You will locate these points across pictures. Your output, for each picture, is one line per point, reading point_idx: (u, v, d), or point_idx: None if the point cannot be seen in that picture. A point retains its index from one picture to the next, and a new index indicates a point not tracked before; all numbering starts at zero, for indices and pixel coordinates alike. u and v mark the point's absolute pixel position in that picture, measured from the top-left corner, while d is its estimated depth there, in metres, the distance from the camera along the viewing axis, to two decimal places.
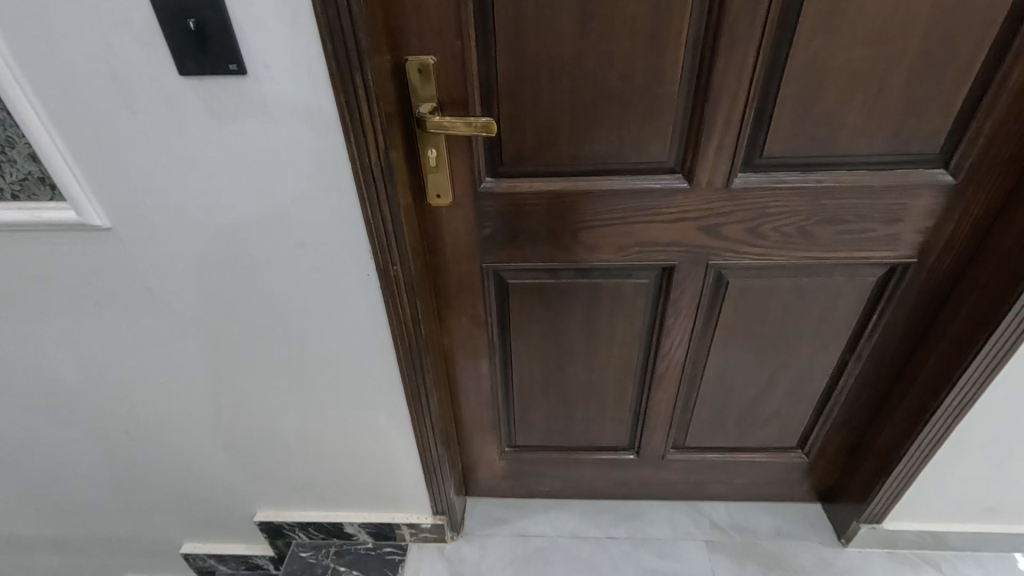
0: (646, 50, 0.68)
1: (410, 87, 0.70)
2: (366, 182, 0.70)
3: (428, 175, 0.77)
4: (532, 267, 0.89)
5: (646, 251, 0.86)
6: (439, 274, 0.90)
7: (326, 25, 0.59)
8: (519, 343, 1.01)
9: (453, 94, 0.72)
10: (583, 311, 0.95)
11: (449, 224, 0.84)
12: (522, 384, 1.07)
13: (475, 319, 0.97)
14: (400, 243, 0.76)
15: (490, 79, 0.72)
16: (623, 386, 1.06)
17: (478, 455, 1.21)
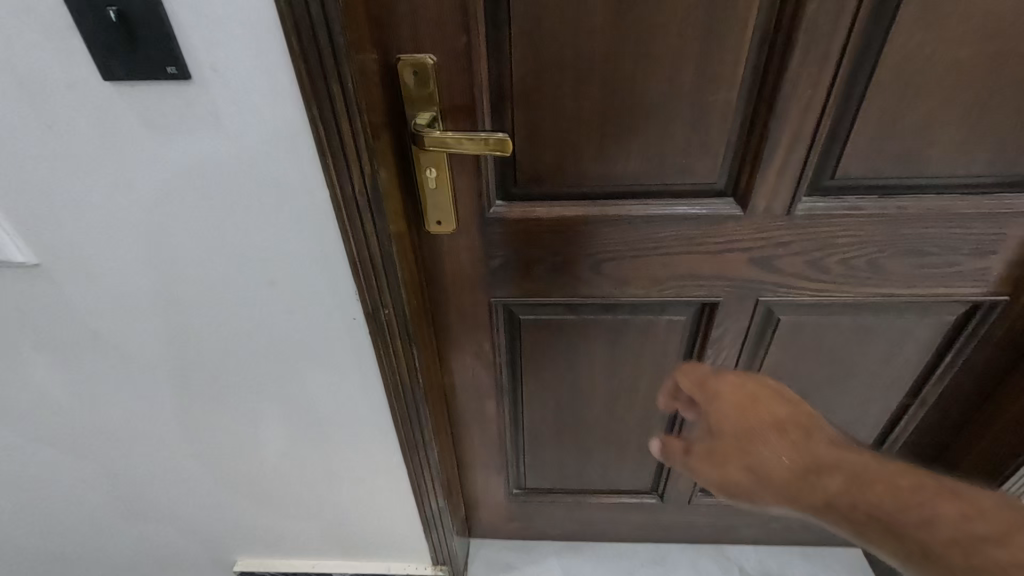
0: (699, 48, 0.54)
1: (402, 93, 0.56)
2: (348, 213, 0.56)
3: (425, 196, 0.63)
4: (549, 302, 0.76)
5: (684, 286, 0.72)
6: (438, 311, 0.76)
7: (290, 17, 0.45)
8: (531, 383, 0.88)
9: (456, 102, 0.58)
10: (606, 349, 0.82)
11: (450, 254, 0.71)
12: (533, 425, 0.94)
13: (480, 359, 0.83)
14: (392, 282, 0.63)
15: (502, 84, 0.58)
16: (648, 428, 0.93)
17: (482, 498, 1.09)
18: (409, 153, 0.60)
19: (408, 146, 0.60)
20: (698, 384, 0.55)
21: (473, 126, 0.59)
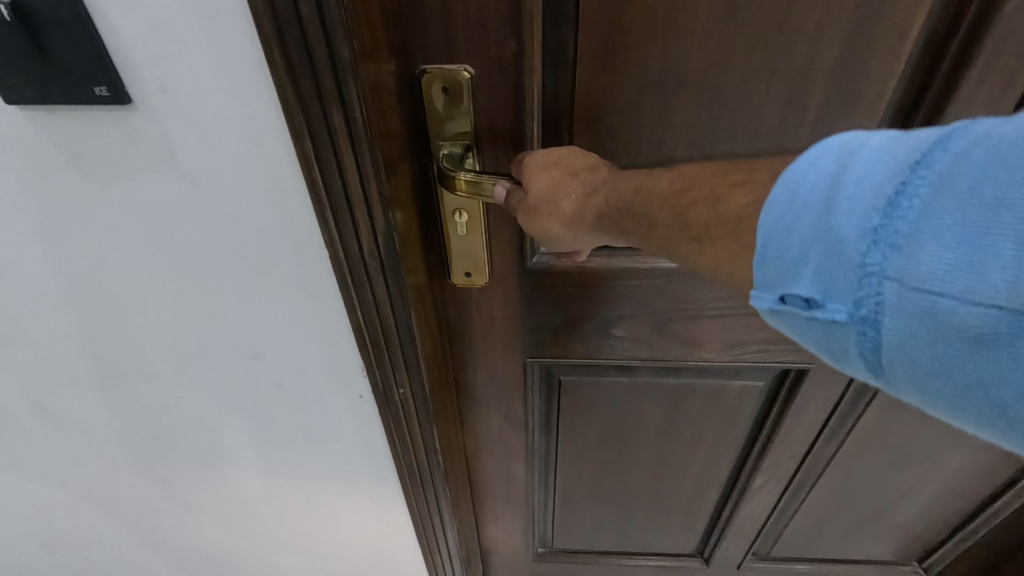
0: (832, 64, 0.40)
1: (427, 119, 0.42)
2: (356, 279, 0.42)
3: (451, 245, 0.49)
4: (598, 363, 0.62)
5: (768, 350, 0.59)
6: (463, 371, 0.63)
7: (272, 18, 0.30)
8: (568, 448, 0.74)
9: (498, 126, 0.43)
10: (660, 413, 0.68)
11: (480, 311, 0.57)
12: (567, 489, 0.81)
13: (508, 423, 0.69)
14: (410, 357, 0.49)
15: (563, 105, 0.43)
16: (701, 496, 0.80)
17: (502, 559, 0.95)
18: (436, 192, 0.46)
19: (434, 184, 0.45)
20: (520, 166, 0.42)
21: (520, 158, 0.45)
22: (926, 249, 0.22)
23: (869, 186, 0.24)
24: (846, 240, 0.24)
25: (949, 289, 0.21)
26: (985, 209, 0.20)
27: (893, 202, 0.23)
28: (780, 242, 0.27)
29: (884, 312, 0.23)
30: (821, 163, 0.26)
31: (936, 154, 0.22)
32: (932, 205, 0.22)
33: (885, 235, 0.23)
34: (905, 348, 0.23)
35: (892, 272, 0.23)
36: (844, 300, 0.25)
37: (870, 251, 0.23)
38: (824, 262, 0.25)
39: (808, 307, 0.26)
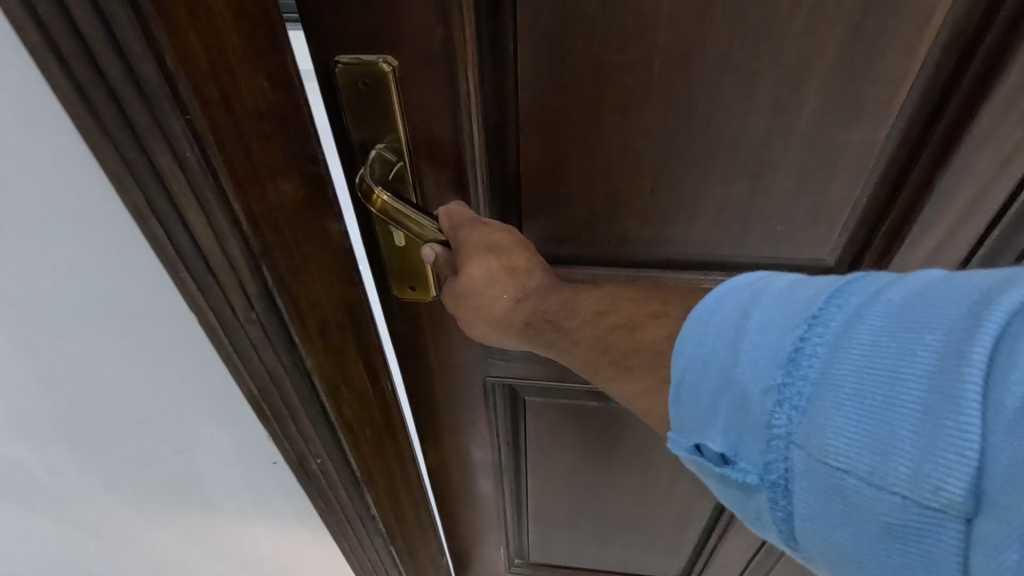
0: (829, 66, 0.32)
1: (349, 115, 0.36)
2: (242, 353, 0.38)
3: (392, 259, 0.45)
4: (570, 386, 0.58)
5: None
6: (419, 388, 0.58)
7: (55, 52, 0.24)
8: (537, 468, 0.70)
9: (433, 128, 0.37)
10: (636, 438, 0.64)
11: (433, 330, 0.52)
12: (540, 508, 0.77)
13: (471, 444, 0.66)
14: (318, 421, 0.45)
15: (504, 104, 0.37)
16: (685, 522, 0.74)
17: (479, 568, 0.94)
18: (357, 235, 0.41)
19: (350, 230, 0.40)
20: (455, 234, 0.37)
21: (460, 164, 0.39)
22: (827, 421, 0.23)
23: (773, 345, 0.25)
24: (752, 397, 0.26)
25: (851, 467, 0.22)
26: (882, 380, 0.22)
27: (793, 361, 0.25)
28: (693, 386, 0.28)
29: (794, 479, 0.25)
30: (724, 308, 0.28)
31: (829, 317, 0.24)
32: (827, 372, 0.24)
33: (789, 397, 0.25)
34: (818, 516, 0.24)
35: (797, 438, 0.24)
36: (756, 460, 0.26)
37: (775, 411, 0.25)
38: (734, 416, 0.27)
39: (722, 461, 0.27)
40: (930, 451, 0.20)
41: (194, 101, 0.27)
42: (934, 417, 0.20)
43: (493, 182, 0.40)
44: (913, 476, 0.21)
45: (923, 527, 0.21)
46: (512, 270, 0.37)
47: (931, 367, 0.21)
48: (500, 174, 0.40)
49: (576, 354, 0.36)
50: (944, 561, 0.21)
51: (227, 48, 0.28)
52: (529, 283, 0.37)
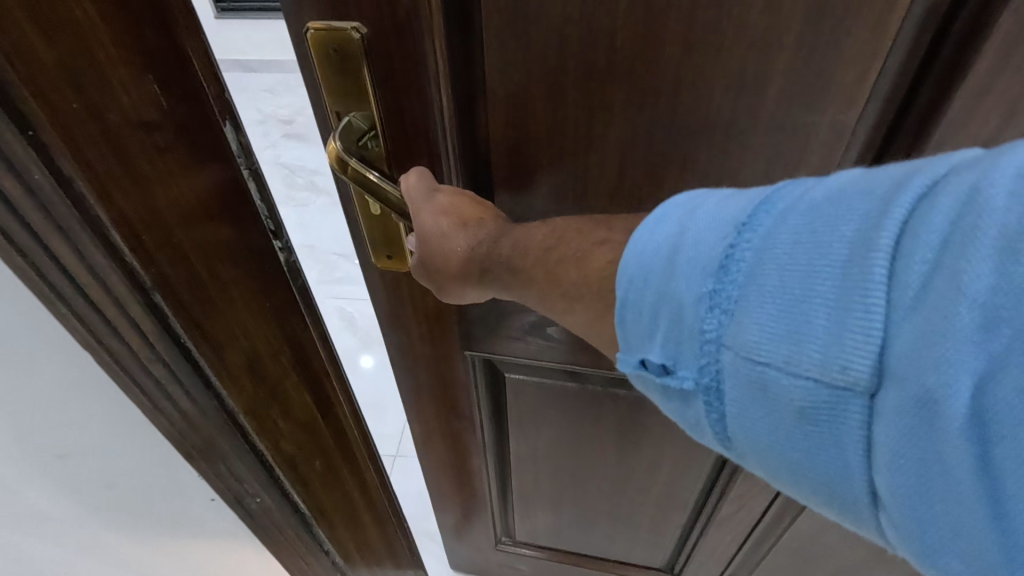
0: (772, 42, 0.35)
1: (324, 80, 0.39)
2: (152, 398, 0.37)
3: (369, 226, 0.48)
4: (545, 364, 0.65)
5: None
6: (407, 350, 0.64)
7: None
8: (517, 438, 0.77)
9: (403, 100, 0.39)
10: (614, 412, 0.69)
11: (416, 297, 0.57)
12: (526, 474, 0.83)
13: (456, 412, 0.73)
14: (245, 453, 0.45)
15: (471, 78, 0.39)
16: (669, 497, 0.79)
17: (472, 534, 1.00)
18: (280, 251, 0.44)
19: (275, 243, 0.43)
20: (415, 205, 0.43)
21: (431, 137, 0.41)
22: (754, 320, 0.27)
23: (705, 256, 0.29)
24: (689, 305, 0.29)
25: (770, 358, 0.27)
26: (800, 277, 0.26)
27: (724, 268, 0.28)
28: (636, 302, 0.32)
29: (724, 377, 0.29)
30: (663, 228, 0.32)
31: (756, 224, 0.28)
32: (753, 276, 0.27)
33: (719, 302, 0.28)
34: (746, 409, 0.29)
35: (726, 339, 0.28)
36: (691, 366, 0.30)
37: (708, 317, 0.29)
38: (671, 330, 0.30)
39: (663, 371, 0.32)
40: (842, 333, 0.25)
41: (41, 119, 0.27)
42: (847, 304, 0.25)
43: (463, 154, 0.42)
44: (824, 357, 0.25)
45: (830, 403, 0.25)
46: (467, 221, 0.42)
47: (840, 261, 0.25)
48: (470, 148, 0.42)
49: (532, 291, 0.39)
50: (850, 430, 0.25)
51: (106, 57, 0.29)
52: (482, 232, 0.41)
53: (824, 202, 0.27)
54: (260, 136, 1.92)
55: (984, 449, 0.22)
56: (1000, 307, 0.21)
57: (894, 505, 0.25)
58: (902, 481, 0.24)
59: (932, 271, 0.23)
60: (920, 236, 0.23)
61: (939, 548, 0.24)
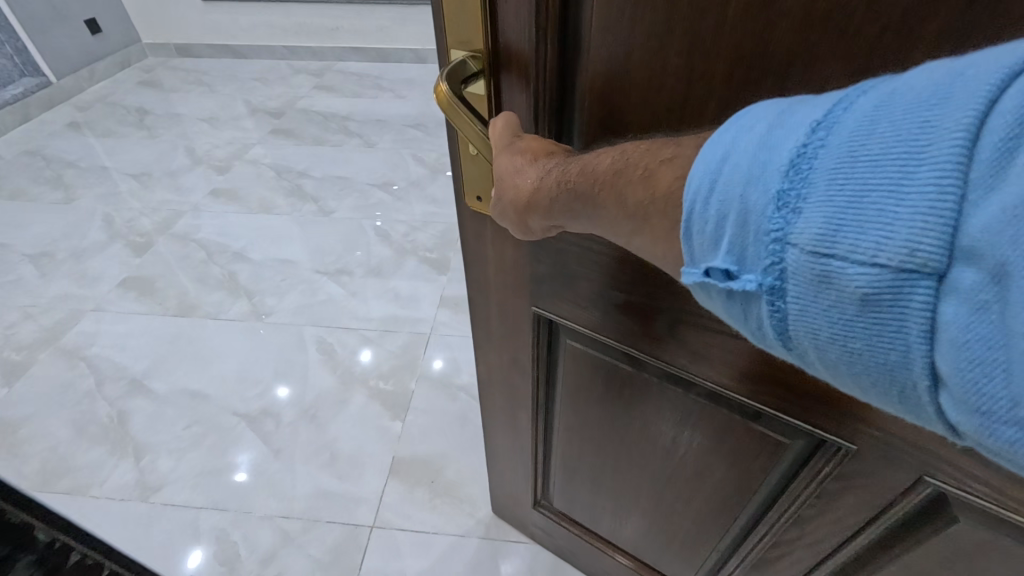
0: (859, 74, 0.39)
1: (453, 31, 0.53)
2: None
3: (467, 167, 0.61)
4: (604, 342, 0.72)
5: (784, 395, 0.60)
6: (492, 308, 0.80)
7: None
8: (567, 410, 0.89)
9: (512, 47, 0.51)
10: (671, 415, 0.76)
11: (497, 249, 0.70)
12: (570, 446, 0.96)
13: (515, 364, 0.87)
14: None
15: (569, 33, 0.48)
16: (714, 510, 0.84)
17: (515, 488, 1.20)
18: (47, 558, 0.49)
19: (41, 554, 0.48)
20: (497, 143, 0.55)
21: (527, 83, 0.52)
22: (821, 215, 0.33)
23: (774, 162, 0.35)
24: (760, 208, 0.36)
25: (837, 250, 0.32)
26: (870, 171, 0.31)
27: (793, 170, 0.34)
28: (702, 213, 0.39)
29: (790, 274, 0.35)
30: (735, 140, 0.38)
31: (828, 127, 0.34)
32: (822, 176, 0.33)
33: (788, 203, 0.34)
34: (809, 301, 0.34)
35: (792, 239, 0.34)
36: (755, 270, 0.36)
37: (776, 217, 0.35)
38: (736, 236, 0.37)
39: (727, 277, 0.38)
40: (905, 224, 0.30)
41: None
42: (910, 197, 0.30)
43: (555, 89, 0.52)
44: (890, 243, 0.30)
45: (893, 286, 0.30)
46: (537, 157, 0.52)
47: (912, 154, 0.30)
48: (562, 93, 0.52)
49: (602, 213, 0.47)
50: (913, 312, 0.30)
51: None
52: (549, 164, 0.51)
53: (886, 105, 0.32)
54: (257, 131, 3.07)
55: None
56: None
57: (950, 383, 0.30)
58: (964, 363, 0.29)
59: (995, 165, 0.28)
60: (979, 136, 0.28)
61: (998, 425, 0.28)
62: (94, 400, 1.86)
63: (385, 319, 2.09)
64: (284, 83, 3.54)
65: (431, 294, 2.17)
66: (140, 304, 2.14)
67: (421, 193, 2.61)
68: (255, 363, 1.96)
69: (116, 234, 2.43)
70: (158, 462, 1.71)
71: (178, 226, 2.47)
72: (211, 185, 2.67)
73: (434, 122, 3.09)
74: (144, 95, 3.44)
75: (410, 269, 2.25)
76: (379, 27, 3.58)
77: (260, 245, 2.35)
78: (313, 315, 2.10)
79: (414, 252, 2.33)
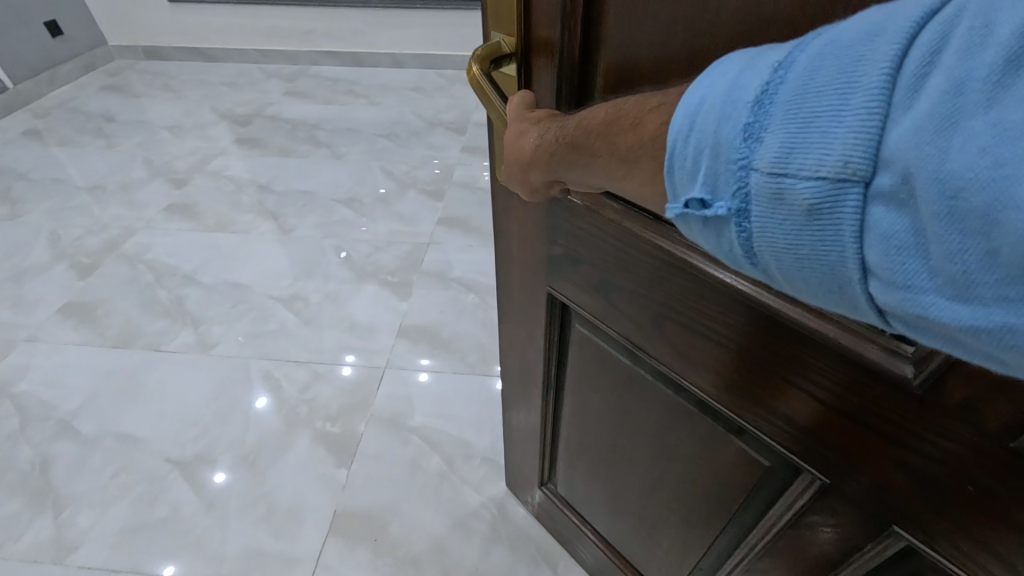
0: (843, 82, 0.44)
1: (501, 21, 0.68)
2: None
3: (496, 139, 0.74)
4: (605, 328, 0.83)
5: (762, 411, 0.68)
6: (520, 287, 0.96)
7: None
8: (571, 389, 1.02)
9: (542, 32, 0.63)
10: (664, 413, 0.85)
11: (522, 221, 0.85)
12: (573, 428, 1.10)
13: (530, 336, 1.02)
14: None
15: (592, 21, 0.58)
16: (700, 524, 0.93)
17: (526, 465, 1.37)
18: None
19: None
20: (515, 112, 0.66)
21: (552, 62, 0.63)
22: (777, 141, 0.39)
23: (742, 103, 0.42)
24: (731, 143, 0.42)
25: (788, 168, 0.38)
26: (814, 100, 0.38)
27: (758, 106, 0.41)
28: (681, 153, 0.46)
29: (754, 194, 0.41)
30: (713, 88, 0.45)
31: (786, 70, 0.40)
32: (778, 109, 0.39)
33: (752, 135, 0.41)
34: (768, 215, 0.40)
35: (754, 164, 0.40)
36: (727, 195, 0.43)
37: (742, 148, 0.41)
38: (712, 168, 0.44)
39: (704, 206, 0.45)
40: (840, 141, 0.36)
41: None
42: (844, 119, 0.36)
43: (576, 67, 0.61)
44: (830, 157, 0.36)
45: (833, 193, 0.37)
46: (540, 119, 0.63)
47: (847, 82, 0.36)
48: (582, 68, 0.61)
49: (595, 162, 0.56)
50: (848, 213, 0.36)
51: None
52: (548, 124, 0.61)
53: (829, 49, 0.38)
54: (218, 142, 3.03)
55: (946, 210, 0.32)
56: (950, 104, 0.32)
57: (879, 273, 0.36)
58: (889, 252, 0.35)
59: (910, 89, 0.34)
60: (899, 66, 0.34)
61: (918, 296, 0.35)
62: (16, 445, 1.71)
63: (335, 350, 2.00)
64: (255, 90, 3.55)
65: (390, 322, 2.10)
66: (77, 333, 2.03)
67: (387, 210, 2.59)
68: (195, 402, 1.84)
69: (60, 255, 2.34)
70: (77, 517, 1.57)
71: (127, 247, 2.39)
72: (168, 201, 2.62)
73: (405, 132, 3.10)
74: (106, 101, 3.45)
75: (369, 295, 2.20)
76: (355, 32, 3.62)
77: (212, 268, 2.29)
78: (260, 347, 2.01)
79: (375, 275, 2.28)
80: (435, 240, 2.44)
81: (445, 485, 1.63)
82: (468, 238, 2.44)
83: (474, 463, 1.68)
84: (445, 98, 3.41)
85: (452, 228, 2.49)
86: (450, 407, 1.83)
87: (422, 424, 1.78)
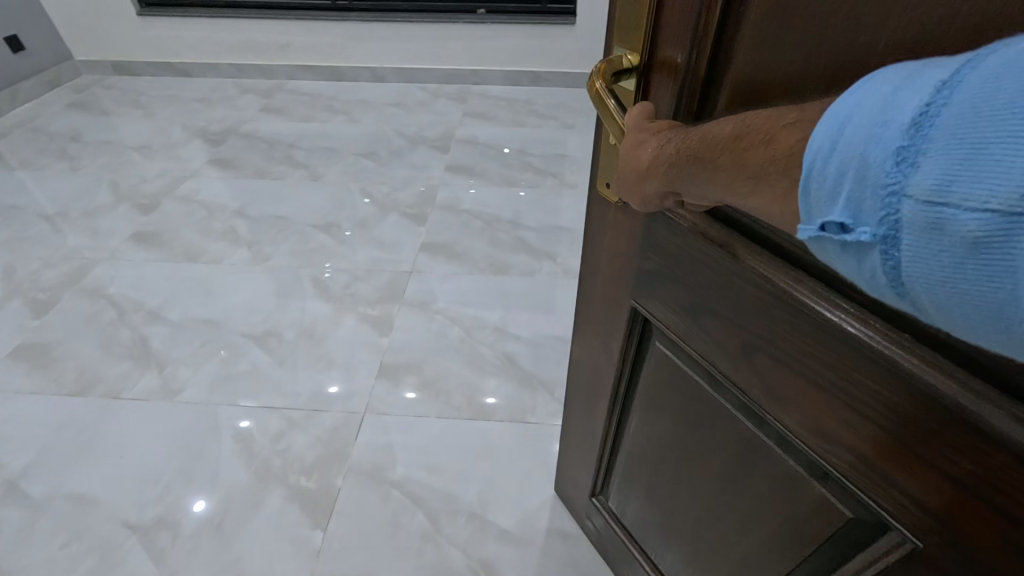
0: None
1: (622, 31, 0.63)
2: None
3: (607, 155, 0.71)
4: (686, 350, 0.78)
5: (846, 464, 0.59)
6: (602, 294, 0.92)
7: None
8: (638, 403, 0.97)
9: (666, 46, 0.59)
10: (738, 446, 0.79)
11: (613, 230, 0.81)
12: (634, 445, 1.04)
13: (604, 347, 0.99)
14: None
15: (725, 34, 0.53)
16: (761, 565, 0.85)
17: (579, 476, 1.32)
18: None
19: None
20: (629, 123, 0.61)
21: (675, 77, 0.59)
22: (937, 164, 0.30)
23: (898, 118, 0.33)
24: (879, 164, 0.33)
25: (951, 197, 0.30)
26: (994, 119, 0.29)
27: (918, 124, 0.32)
28: (819, 173, 0.37)
29: (904, 224, 0.32)
30: (862, 100, 0.35)
31: (957, 82, 0.31)
32: (943, 126, 0.30)
33: (907, 156, 0.32)
34: (921, 251, 0.31)
35: (908, 191, 0.31)
36: (871, 221, 0.34)
37: (893, 170, 0.32)
38: (854, 191, 0.35)
39: (840, 231, 0.36)
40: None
41: None
42: None
43: (701, 83, 0.57)
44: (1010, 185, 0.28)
45: (1007, 228, 0.28)
46: (660, 132, 0.57)
47: None
48: (705, 85, 0.56)
49: (718, 178, 0.49)
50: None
51: None
52: (669, 136, 0.55)
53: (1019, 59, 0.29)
54: (189, 162, 2.84)
55: None
56: None
57: None
58: None
59: None
60: None
61: None
62: None
63: (313, 395, 1.84)
64: (229, 105, 3.36)
65: (370, 360, 1.95)
66: (27, 378, 1.82)
67: (367, 235, 2.47)
68: (156, 458, 1.65)
69: (11, 291, 2.10)
70: None
71: (88, 278, 2.17)
72: (132, 226, 2.42)
73: (386, 151, 2.98)
74: (61, 117, 3.22)
75: (347, 329, 2.06)
76: (332, 45, 3.48)
77: (180, 301, 2.10)
78: (225, 391, 1.83)
79: (354, 307, 2.15)
80: (418, 268, 2.33)
81: (428, 547, 1.48)
82: (451, 265, 2.34)
83: (460, 521, 1.54)
84: (429, 115, 3.32)
85: (437, 254, 2.38)
86: (435, 455, 1.69)
87: (404, 476, 1.63)
